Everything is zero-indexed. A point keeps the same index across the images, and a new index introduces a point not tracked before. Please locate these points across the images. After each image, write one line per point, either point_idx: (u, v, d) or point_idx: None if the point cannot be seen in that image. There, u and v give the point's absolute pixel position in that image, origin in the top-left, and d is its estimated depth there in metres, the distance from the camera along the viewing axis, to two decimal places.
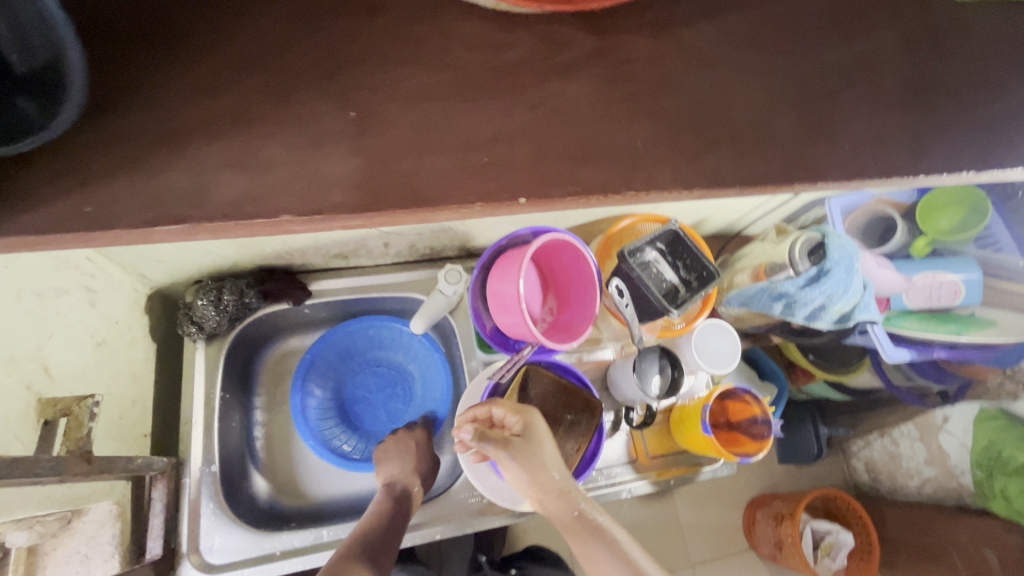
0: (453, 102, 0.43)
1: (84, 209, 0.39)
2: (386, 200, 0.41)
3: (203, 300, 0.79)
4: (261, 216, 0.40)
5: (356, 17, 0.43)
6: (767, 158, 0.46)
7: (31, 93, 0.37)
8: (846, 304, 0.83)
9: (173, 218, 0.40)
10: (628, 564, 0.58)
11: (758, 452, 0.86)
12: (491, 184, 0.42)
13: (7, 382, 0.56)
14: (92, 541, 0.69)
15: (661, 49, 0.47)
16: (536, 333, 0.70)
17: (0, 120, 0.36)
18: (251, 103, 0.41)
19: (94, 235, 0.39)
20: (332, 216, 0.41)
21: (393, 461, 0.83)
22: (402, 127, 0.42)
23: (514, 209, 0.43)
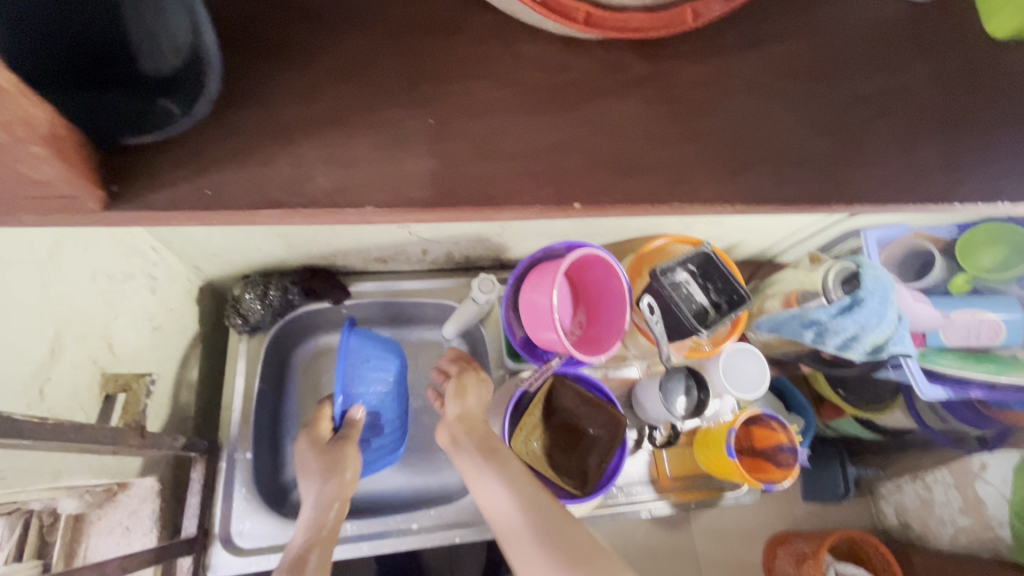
0: (513, 113, 0.46)
1: (205, 192, 0.42)
2: (451, 201, 0.44)
3: (250, 294, 0.84)
4: (341, 207, 0.43)
5: (422, 35, 0.47)
6: (805, 182, 0.48)
7: (174, 94, 0.40)
8: (880, 336, 0.82)
9: (275, 203, 0.42)
10: (505, 471, 0.70)
11: (782, 479, 0.85)
12: (543, 193, 0.45)
13: (78, 355, 0.61)
14: (134, 514, 0.73)
15: (710, 73, 0.49)
16: (567, 345, 0.72)
17: (142, 115, 0.40)
18: (333, 105, 0.44)
19: (215, 216, 0.42)
20: (412, 210, 0.43)
21: (317, 472, 0.77)
22: (469, 133, 0.45)
23: (565, 216, 0.45)
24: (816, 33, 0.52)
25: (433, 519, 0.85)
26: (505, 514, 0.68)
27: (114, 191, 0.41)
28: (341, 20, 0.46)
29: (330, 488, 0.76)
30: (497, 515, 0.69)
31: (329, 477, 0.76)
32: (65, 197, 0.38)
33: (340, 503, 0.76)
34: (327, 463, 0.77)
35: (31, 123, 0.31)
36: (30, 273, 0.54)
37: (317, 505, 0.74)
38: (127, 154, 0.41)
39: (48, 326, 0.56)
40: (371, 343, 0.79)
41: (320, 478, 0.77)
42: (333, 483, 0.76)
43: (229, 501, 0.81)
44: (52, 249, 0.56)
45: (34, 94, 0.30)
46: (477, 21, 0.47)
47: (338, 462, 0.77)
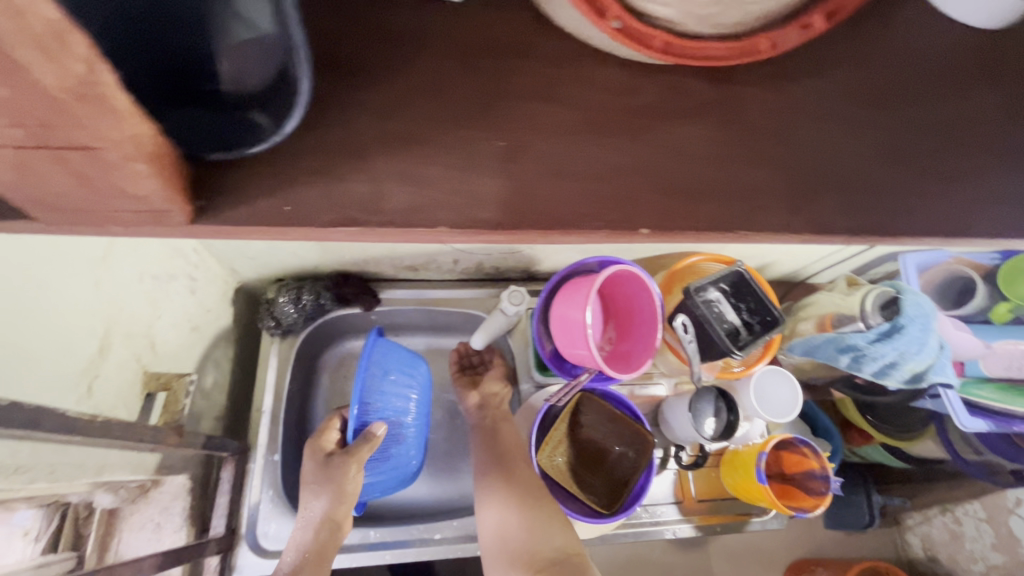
0: (581, 136, 0.46)
1: (284, 209, 0.42)
2: (521, 220, 0.44)
3: (284, 297, 0.85)
4: (413, 227, 0.43)
5: (472, 54, 0.47)
6: (850, 209, 0.48)
7: (264, 107, 0.41)
8: (921, 365, 0.79)
9: (351, 221, 0.42)
10: (511, 485, 0.77)
11: (815, 508, 0.83)
12: (612, 215, 0.44)
13: (124, 353, 0.62)
14: (165, 511, 0.75)
15: (759, 98, 0.49)
16: (601, 362, 0.71)
17: (237, 129, 0.41)
18: (408, 124, 0.44)
19: (285, 231, 0.42)
20: (482, 230, 0.44)
21: (313, 489, 0.74)
22: (540, 154, 0.45)
23: (637, 241, 0.45)
24: (868, 61, 0.51)
25: (456, 530, 0.85)
26: (498, 534, 0.74)
27: (200, 207, 0.41)
28: (403, 40, 0.47)
29: (327, 507, 0.73)
30: (487, 534, 0.76)
31: (325, 495, 0.73)
32: (156, 210, 0.38)
33: (329, 529, 0.72)
34: (326, 482, 0.74)
35: (136, 140, 0.31)
36: (83, 274, 0.55)
37: (311, 518, 0.72)
38: (212, 171, 0.42)
39: (99, 326, 0.57)
40: (394, 356, 0.77)
41: (318, 497, 0.73)
42: (329, 503, 0.73)
43: (256, 503, 0.82)
44: (105, 251, 0.58)
45: (143, 111, 0.31)
46: (539, 46, 0.49)
47: (340, 483, 0.73)
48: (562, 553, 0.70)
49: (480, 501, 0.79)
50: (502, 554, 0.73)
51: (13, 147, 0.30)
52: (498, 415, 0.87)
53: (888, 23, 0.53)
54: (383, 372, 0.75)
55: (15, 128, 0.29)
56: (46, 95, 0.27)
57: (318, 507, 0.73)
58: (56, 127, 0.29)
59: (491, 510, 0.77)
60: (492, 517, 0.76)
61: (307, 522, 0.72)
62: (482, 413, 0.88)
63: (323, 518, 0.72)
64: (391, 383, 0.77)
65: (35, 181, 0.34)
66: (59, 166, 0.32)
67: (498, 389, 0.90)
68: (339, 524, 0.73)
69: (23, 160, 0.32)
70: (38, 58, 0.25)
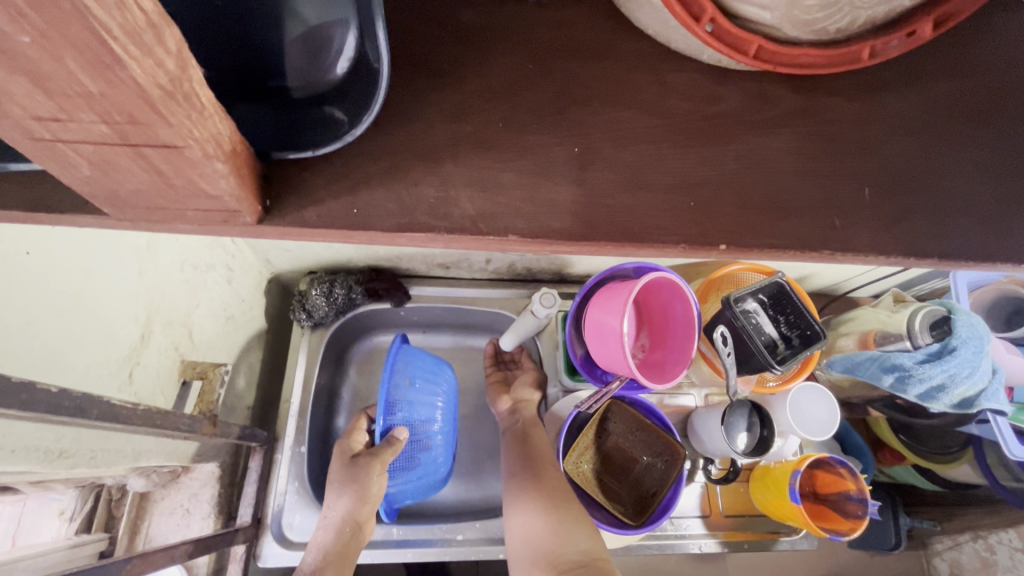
0: (657, 144, 0.44)
1: (351, 211, 0.41)
2: (597, 228, 0.42)
3: (316, 290, 0.84)
4: (484, 233, 0.41)
5: (528, 53, 0.46)
6: (919, 227, 0.45)
7: (341, 101, 0.41)
8: (971, 389, 0.76)
9: (419, 226, 0.41)
10: (537, 495, 0.76)
11: (852, 532, 0.80)
12: (691, 228, 0.43)
13: (165, 343, 0.63)
14: (194, 497, 0.76)
15: (823, 106, 0.47)
16: (636, 370, 0.69)
17: (312, 119, 0.41)
18: (483, 127, 0.43)
19: (354, 235, 0.41)
20: (550, 238, 0.42)
21: (337, 489, 0.74)
22: (614, 162, 0.44)
23: (710, 255, 0.43)
24: (936, 76, 0.49)
25: (478, 532, 0.84)
26: (524, 543, 0.73)
27: (267, 207, 0.40)
28: (463, 40, 0.46)
29: (350, 508, 0.72)
30: (515, 538, 0.75)
31: (348, 496, 0.73)
32: (227, 210, 0.38)
33: (353, 529, 0.72)
34: (350, 484, 0.73)
35: (215, 139, 0.31)
36: (128, 263, 0.55)
37: (332, 519, 0.72)
38: (277, 169, 0.41)
39: (141, 311, 0.58)
40: (418, 364, 0.78)
41: (341, 498, 0.73)
42: (352, 504, 0.72)
43: (281, 494, 0.81)
44: (149, 240, 0.58)
45: (223, 109, 0.32)
46: (603, 49, 0.47)
47: (365, 484, 0.73)
48: (585, 558, 0.68)
49: (509, 505, 0.78)
50: (528, 558, 0.71)
51: (93, 144, 0.29)
52: (528, 421, 0.86)
53: (951, 36, 0.51)
54: (408, 379, 0.75)
55: (99, 124, 0.28)
56: (141, 93, 0.25)
57: (340, 506, 0.73)
58: (144, 124, 0.28)
59: (519, 514, 0.76)
60: (519, 522, 0.75)
61: (328, 521, 0.72)
62: (513, 418, 0.88)
63: (344, 519, 0.72)
64: (417, 390, 0.77)
65: (109, 178, 0.33)
66: (137, 163, 0.32)
67: (529, 394, 0.88)
68: (361, 525, 0.73)
69: (101, 156, 0.31)
70: (139, 52, 0.23)
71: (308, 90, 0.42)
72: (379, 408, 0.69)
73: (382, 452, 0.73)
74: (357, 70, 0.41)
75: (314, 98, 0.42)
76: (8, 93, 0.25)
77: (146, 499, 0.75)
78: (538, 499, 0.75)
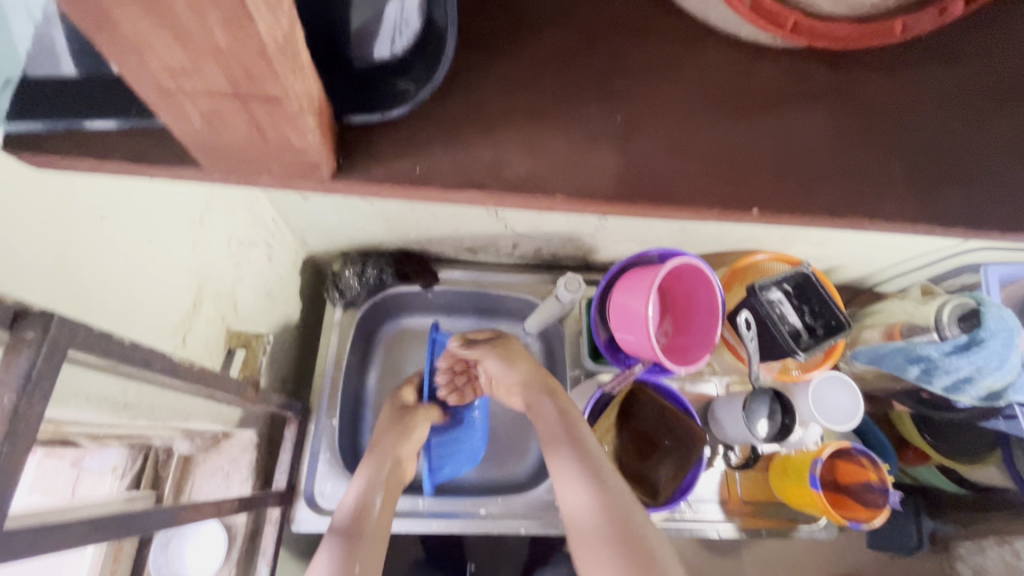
0: (697, 116, 0.46)
1: (415, 169, 0.44)
2: (634, 196, 0.44)
3: (349, 271, 0.89)
4: (532, 193, 0.44)
5: (569, 35, 0.48)
6: (949, 199, 0.46)
7: (411, 77, 0.43)
8: (999, 381, 0.76)
9: (476, 184, 0.43)
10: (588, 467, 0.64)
11: (872, 520, 0.81)
12: (727, 193, 0.44)
13: (213, 311, 0.67)
14: (233, 462, 0.81)
15: (856, 83, 0.48)
16: (660, 353, 0.70)
17: (381, 93, 0.43)
18: (531, 99, 0.46)
19: (415, 192, 0.44)
20: (596, 202, 0.44)
21: (383, 429, 0.78)
22: (656, 133, 0.45)
23: (743, 220, 0.45)
24: (968, 59, 0.50)
25: (501, 507, 0.86)
26: (571, 515, 0.64)
27: (340, 164, 0.43)
28: (508, 20, 0.48)
29: (393, 445, 0.75)
30: (573, 510, 0.63)
31: (395, 436, 0.76)
32: (309, 163, 0.41)
33: (393, 464, 0.74)
34: (393, 426, 0.78)
35: (309, 96, 0.34)
36: (185, 232, 0.59)
37: (377, 456, 0.74)
38: (347, 134, 0.44)
39: (193, 281, 0.62)
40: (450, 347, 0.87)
41: (384, 435, 0.77)
42: (392, 441, 0.76)
43: (314, 463, 0.84)
44: (202, 213, 0.62)
45: (315, 71, 0.34)
46: (642, 28, 0.49)
47: (407, 425, 0.78)
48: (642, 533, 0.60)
49: (557, 472, 0.66)
50: (592, 539, 0.60)
51: (209, 96, 0.32)
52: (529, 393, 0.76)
53: (981, 25, 0.52)
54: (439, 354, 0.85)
55: (220, 77, 0.30)
56: (261, 48, 0.28)
57: (385, 443, 0.75)
58: (257, 78, 0.30)
59: (573, 486, 0.64)
60: (563, 489, 0.65)
61: (371, 459, 0.74)
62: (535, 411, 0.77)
63: (388, 455, 0.74)
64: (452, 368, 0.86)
65: (214, 133, 0.36)
66: (241, 116, 0.34)
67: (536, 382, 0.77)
68: (401, 462, 0.75)
69: (214, 109, 0.33)
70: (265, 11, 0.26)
71: (369, 65, 0.43)
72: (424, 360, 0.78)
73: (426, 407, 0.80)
74: (421, 48, 0.43)
75: (378, 71, 0.43)
76: (150, 49, 0.28)
77: (190, 462, 0.80)
78: (589, 466, 0.64)
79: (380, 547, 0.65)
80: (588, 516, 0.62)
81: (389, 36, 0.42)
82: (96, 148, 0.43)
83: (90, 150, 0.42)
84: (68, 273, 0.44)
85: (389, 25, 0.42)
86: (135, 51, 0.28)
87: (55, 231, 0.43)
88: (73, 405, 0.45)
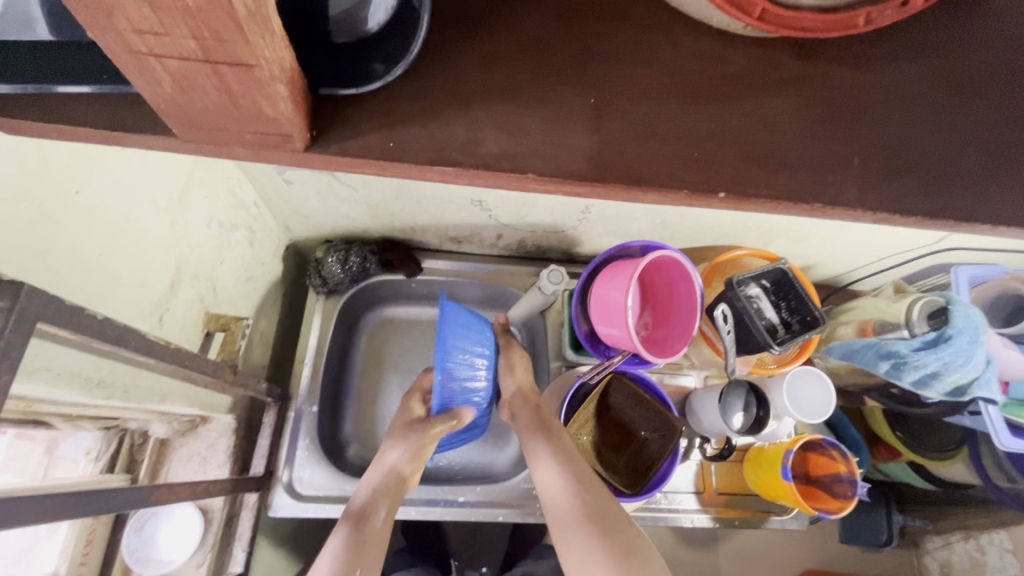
0: (668, 99, 0.47)
1: (388, 144, 0.44)
2: (608, 176, 0.45)
3: (332, 257, 0.87)
4: (509, 172, 0.45)
5: (550, 19, 0.48)
6: (910, 188, 0.48)
7: (387, 57, 0.42)
8: (965, 377, 0.77)
9: (449, 161, 0.44)
10: (563, 454, 0.68)
11: (840, 510, 0.83)
12: (697, 177, 0.45)
13: (191, 292, 0.66)
14: (211, 446, 0.80)
15: (827, 73, 0.49)
16: (638, 344, 0.71)
17: (354, 72, 0.42)
18: (510, 79, 0.46)
19: (390, 167, 0.44)
20: (569, 181, 0.45)
21: (392, 443, 0.76)
22: (631, 116, 0.46)
23: (711, 203, 0.46)
24: (939, 55, 0.52)
25: (479, 495, 0.87)
26: (550, 498, 0.67)
27: (314, 136, 0.43)
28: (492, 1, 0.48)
29: (399, 460, 0.74)
30: (549, 494, 0.67)
31: (403, 449, 0.75)
32: (282, 134, 0.41)
33: (404, 479, 0.74)
34: (404, 441, 0.76)
35: (281, 63, 0.34)
36: (162, 211, 0.58)
37: (387, 468, 0.73)
38: (327, 106, 0.44)
39: (171, 262, 0.61)
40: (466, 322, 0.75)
41: (393, 449, 0.75)
42: (402, 457, 0.74)
43: (294, 450, 0.84)
44: (180, 193, 0.61)
45: (286, 38, 0.33)
46: (624, 14, 0.49)
47: (420, 444, 0.75)
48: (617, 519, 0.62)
49: (535, 461, 0.70)
50: (569, 519, 0.63)
51: (180, 59, 0.32)
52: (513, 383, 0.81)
53: (955, 21, 0.53)
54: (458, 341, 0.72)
55: (190, 39, 0.30)
56: (231, 11, 0.28)
57: (396, 457, 0.74)
58: (227, 42, 0.30)
59: (550, 471, 0.68)
60: (542, 475, 0.68)
61: (378, 466, 0.74)
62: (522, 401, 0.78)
63: (396, 470, 0.73)
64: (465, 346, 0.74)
65: (188, 99, 0.36)
66: (213, 82, 0.34)
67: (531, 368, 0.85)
68: (407, 479, 0.75)
69: (185, 73, 0.33)
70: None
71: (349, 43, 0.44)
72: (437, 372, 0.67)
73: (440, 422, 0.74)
74: (397, 26, 0.43)
75: (359, 45, 0.43)
76: (119, 8, 0.28)
77: (167, 446, 0.79)
78: (561, 453, 0.68)
79: (382, 552, 0.65)
80: (562, 497, 0.65)
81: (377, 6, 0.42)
82: (68, 110, 0.42)
83: (62, 113, 0.41)
84: (39, 245, 0.43)
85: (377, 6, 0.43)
86: (103, 7, 0.28)
87: (26, 201, 0.42)
88: (44, 380, 0.44)
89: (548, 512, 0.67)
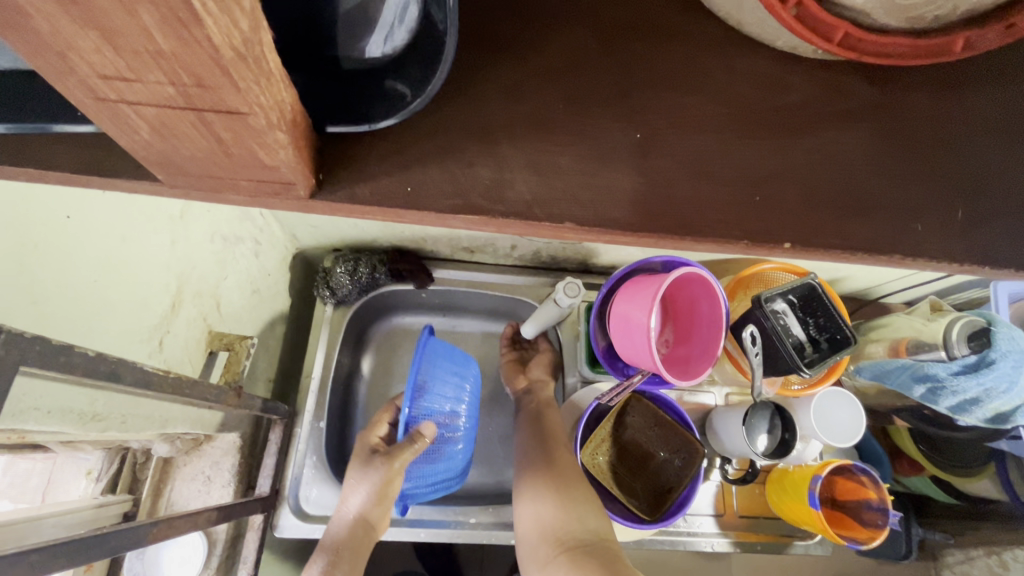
0: (726, 132, 0.43)
1: (405, 188, 0.41)
2: (652, 223, 0.41)
3: (341, 268, 0.84)
4: (541, 218, 0.41)
5: (578, 33, 0.45)
6: (966, 224, 0.44)
7: (398, 76, 0.39)
8: (1006, 404, 0.74)
9: (468, 200, 0.41)
10: (553, 486, 0.72)
11: (871, 541, 0.78)
12: (755, 222, 0.42)
13: (193, 314, 0.63)
14: (216, 465, 0.78)
15: (883, 101, 0.46)
16: (661, 366, 0.67)
17: (377, 99, 0.40)
18: (537, 103, 0.43)
19: (404, 214, 0.41)
20: (605, 226, 0.41)
21: (353, 484, 0.73)
22: (675, 150, 0.43)
23: (773, 253, 0.42)
24: (992, 78, 0.48)
25: (491, 517, 0.84)
26: (537, 526, 0.70)
27: (319, 180, 0.40)
28: (513, 14, 0.45)
29: (363, 506, 0.71)
30: (535, 524, 0.70)
31: (364, 494, 0.72)
32: (282, 181, 0.38)
33: (372, 532, 0.72)
34: (364, 478, 0.72)
35: (279, 108, 0.30)
36: (160, 235, 0.55)
37: (351, 518, 0.71)
38: (337, 137, 0.41)
39: (172, 283, 0.58)
40: (449, 356, 0.75)
41: (354, 494, 0.72)
42: (366, 503, 0.71)
43: (301, 468, 0.82)
44: (182, 210, 0.58)
45: (285, 76, 0.30)
46: (659, 29, 0.46)
47: (380, 484, 0.72)
48: (594, 537, 0.66)
49: (524, 490, 0.74)
50: (556, 550, 0.66)
51: (157, 106, 0.29)
52: (542, 401, 0.85)
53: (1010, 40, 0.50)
54: (433, 366, 0.72)
55: (165, 85, 0.27)
56: (214, 55, 0.24)
57: (359, 496, 0.72)
58: (211, 88, 0.27)
59: (541, 501, 0.71)
60: (531, 502, 0.72)
61: (340, 513, 0.72)
62: (538, 428, 0.81)
63: (361, 518, 0.71)
64: (442, 376, 0.74)
65: (167, 143, 0.33)
66: (196, 128, 0.31)
67: (543, 376, 0.88)
68: (374, 525, 0.72)
69: (162, 119, 0.30)
70: (216, 9, 0.22)
71: (363, 63, 0.39)
72: (406, 394, 0.66)
73: (403, 449, 0.70)
74: (417, 46, 0.39)
75: (367, 71, 0.39)
76: (79, 52, 0.25)
77: (170, 464, 0.77)
78: (552, 480, 0.72)
79: None
80: (550, 524, 0.69)
81: (386, 29, 0.37)
82: (49, 147, 0.39)
83: (43, 150, 0.39)
84: (23, 278, 0.40)
85: (384, 21, 0.37)
86: (58, 50, 0.24)
87: (8, 237, 0.39)
88: (33, 420, 0.41)
89: (532, 540, 0.70)
